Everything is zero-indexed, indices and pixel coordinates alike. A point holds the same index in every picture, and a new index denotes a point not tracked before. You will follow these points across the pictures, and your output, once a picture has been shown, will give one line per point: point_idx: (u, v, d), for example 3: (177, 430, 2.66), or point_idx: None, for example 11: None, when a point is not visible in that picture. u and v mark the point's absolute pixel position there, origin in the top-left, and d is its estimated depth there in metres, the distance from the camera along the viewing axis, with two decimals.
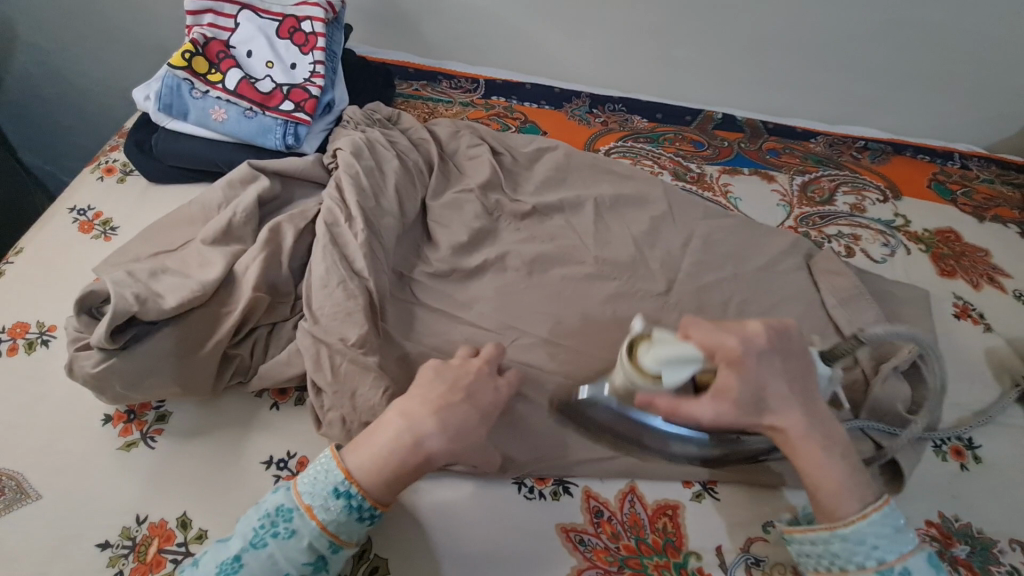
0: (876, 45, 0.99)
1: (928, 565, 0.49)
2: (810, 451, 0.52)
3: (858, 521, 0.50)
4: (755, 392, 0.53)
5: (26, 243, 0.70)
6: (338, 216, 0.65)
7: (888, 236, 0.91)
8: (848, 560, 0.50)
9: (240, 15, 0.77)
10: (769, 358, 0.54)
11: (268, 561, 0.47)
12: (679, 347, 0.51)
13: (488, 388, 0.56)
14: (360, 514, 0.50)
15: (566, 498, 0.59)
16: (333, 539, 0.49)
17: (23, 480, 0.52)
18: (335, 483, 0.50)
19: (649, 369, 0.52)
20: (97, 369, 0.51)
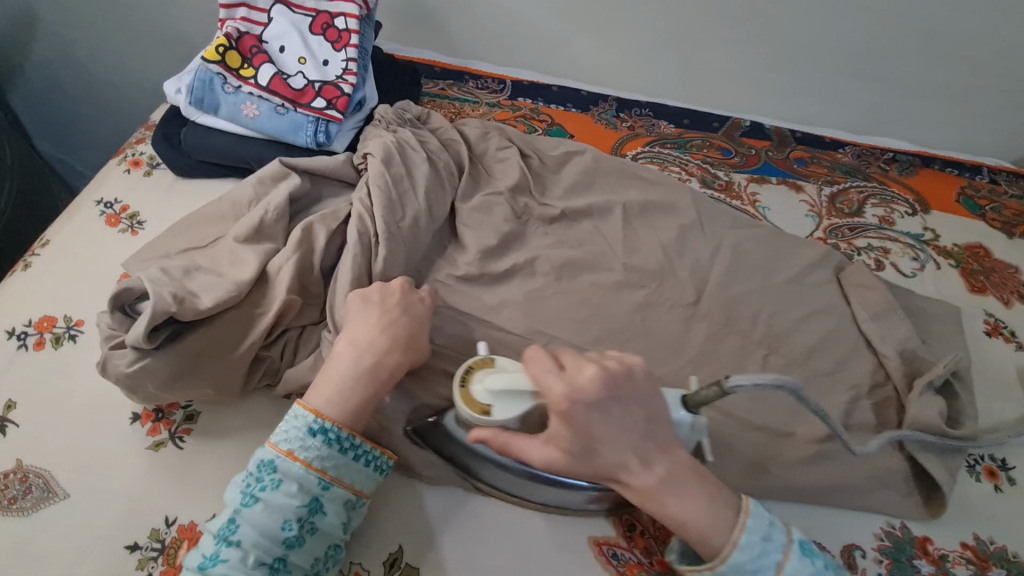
0: (909, 56, 0.98)
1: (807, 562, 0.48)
2: (660, 495, 0.49)
3: (731, 550, 0.48)
4: (585, 444, 0.48)
5: (53, 234, 0.69)
6: (367, 223, 0.63)
7: (917, 250, 0.90)
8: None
9: (273, 9, 0.76)
10: (600, 410, 0.48)
11: (262, 513, 0.47)
12: (515, 379, 0.51)
13: (415, 301, 0.58)
14: (343, 446, 0.50)
15: (598, 510, 0.58)
16: (321, 475, 0.49)
17: (50, 478, 0.52)
18: (306, 423, 0.50)
19: (481, 397, 0.53)
20: (131, 368, 0.50)
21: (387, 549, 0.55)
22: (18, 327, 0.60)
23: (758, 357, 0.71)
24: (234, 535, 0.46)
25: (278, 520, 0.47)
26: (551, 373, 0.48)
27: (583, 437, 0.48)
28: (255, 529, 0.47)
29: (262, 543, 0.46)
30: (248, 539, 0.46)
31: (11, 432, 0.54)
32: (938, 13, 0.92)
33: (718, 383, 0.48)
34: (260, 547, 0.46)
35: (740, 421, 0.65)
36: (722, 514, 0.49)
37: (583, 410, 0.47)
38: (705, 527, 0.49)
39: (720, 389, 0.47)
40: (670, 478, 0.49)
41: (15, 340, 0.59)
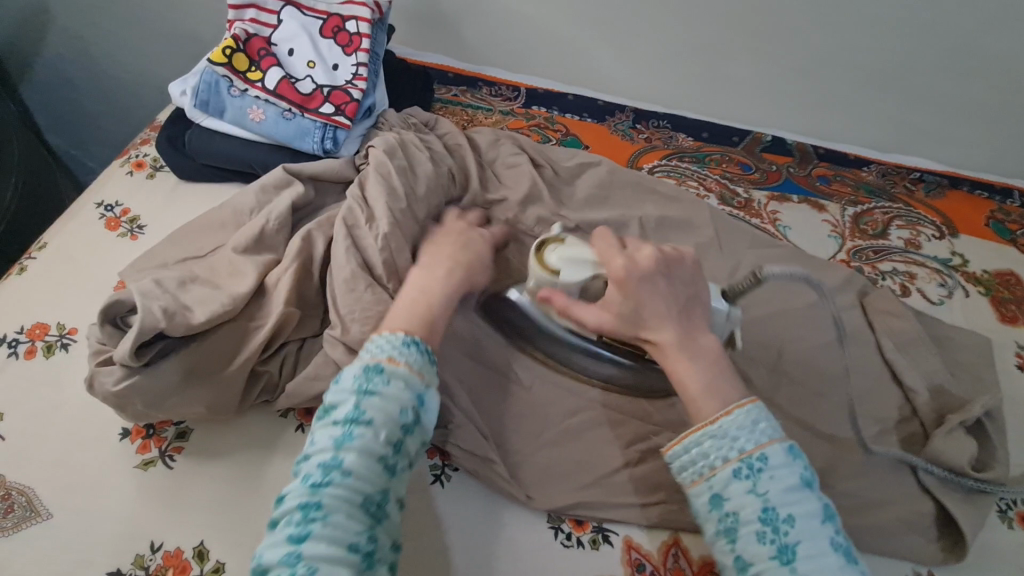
0: (940, 74, 0.94)
1: (790, 456, 0.46)
2: (677, 353, 0.52)
3: (721, 415, 0.48)
4: (634, 309, 0.54)
5: (51, 237, 0.67)
6: (358, 216, 0.61)
7: (944, 276, 0.87)
8: (715, 457, 0.47)
9: (283, 11, 0.74)
10: (653, 281, 0.55)
11: (383, 403, 0.45)
12: (585, 250, 0.60)
13: (476, 236, 0.64)
14: (433, 358, 0.50)
15: (606, 547, 0.55)
16: (425, 379, 0.48)
17: (33, 497, 0.49)
18: (400, 336, 0.48)
19: (551, 260, 0.60)
20: (118, 387, 0.48)
21: None
22: (9, 333, 0.58)
23: (777, 384, 0.68)
24: (363, 417, 0.44)
25: (397, 408, 0.45)
26: (616, 252, 0.57)
27: (632, 302, 0.54)
28: (379, 417, 0.44)
29: (390, 425, 0.45)
30: (376, 422, 0.44)
31: None
32: (976, 30, 0.88)
33: (752, 274, 0.63)
34: (388, 430, 0.44)
35: None
36: (723, 395, 0.50)
37: (638, 278, 0.55)
38: (704, 390, 0.50)
39: (755, 277, 0.62)
40: (689, 345, 0.53)
41: (5, 348, 0.57)
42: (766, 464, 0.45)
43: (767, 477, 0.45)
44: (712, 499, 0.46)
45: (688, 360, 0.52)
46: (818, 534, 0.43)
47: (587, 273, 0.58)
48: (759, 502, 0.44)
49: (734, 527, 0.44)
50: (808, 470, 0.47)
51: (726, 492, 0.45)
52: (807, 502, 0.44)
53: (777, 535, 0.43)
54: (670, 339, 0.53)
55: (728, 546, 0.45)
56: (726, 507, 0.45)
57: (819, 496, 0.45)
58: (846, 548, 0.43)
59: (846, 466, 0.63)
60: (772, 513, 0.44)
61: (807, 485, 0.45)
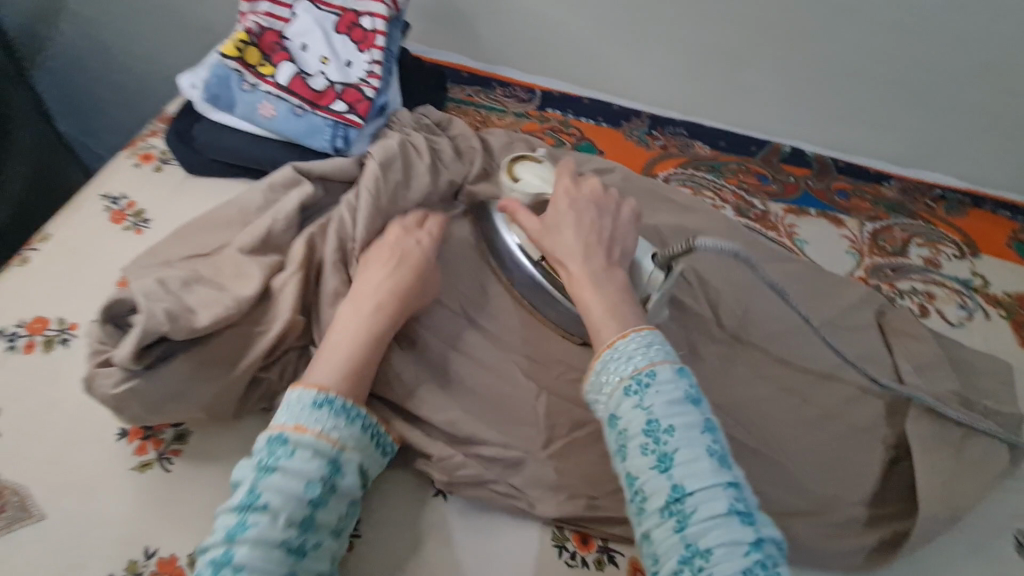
0: (967, 89, 0.91)
1: (678, 374, 0.45)
2: (584, 283, 0.52)
3: (617, 339, 0.47)
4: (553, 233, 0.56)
5: (54, 228, 0.66)
6: (350, 232, 0.60)
7: (964, 297, 0.84)
8: (610, 376, 0.46)
9: (298, 5, 0.72)
10: (582, 209, 0.57)
11: (283, 481, 0.42)
12: (550, 173, 0.65)
13: (412, 246, 0.59)
14: (350, 412, 0.46)
15: (610, 568, 0.53)
16: (336, 443, 0.45)
17: (26, 496, 0.48)
18: (309, 396, 0.46)
19: (517, 171, 0.65)
20: (118, 390, 0.47)
21: None
22: (9, 327, 0.57)
23: (789, 404, 0.67)
24: (258, 506, 0.41)
25: (300, 484, 0.42)
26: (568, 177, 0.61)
27: (555, 225, 0.56)
28: (278, 497, 0.41)
29: (291, 505, 0.42)
30: (273, 508, 0.41)
31: None
32: (1006, 45, 0.85)
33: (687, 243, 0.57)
34: (287, 514, 0.41)
35: (766, 473, 0.61)
36: (622, 318, 0.49)
37: (570, 200, 0.57)
38: (606, 314, 0.50)
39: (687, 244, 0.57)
40: (600, 275, 0.53)
41: (4, 341, 0.56)
42: (653, 380, 0.44)
43: (653, 391, 0.44)
44: (609, 421, 0.45)
45: (595, 288, 0.52)
46: (695, 442, 0.42)
47: (541, 189, 0.63)
48: (644, 415, 0.43)
49: (624, 444, 0.44)
50: (695, 387, 0.46)
51: (618, 412, 0.45)
52: (688, 415, 0.43)
53: (658, 445, 0.42)
54: (580, 270, 0.53)
55: (620, 464, 0.44)
56: (619, 425, 0.44)
57: (703, 412, 0.44)
58: (723, 455, 0.43)
59: (858, 492, 0.61)
60: (655, 425, 0.43)
61: (693, 402, 0.44)
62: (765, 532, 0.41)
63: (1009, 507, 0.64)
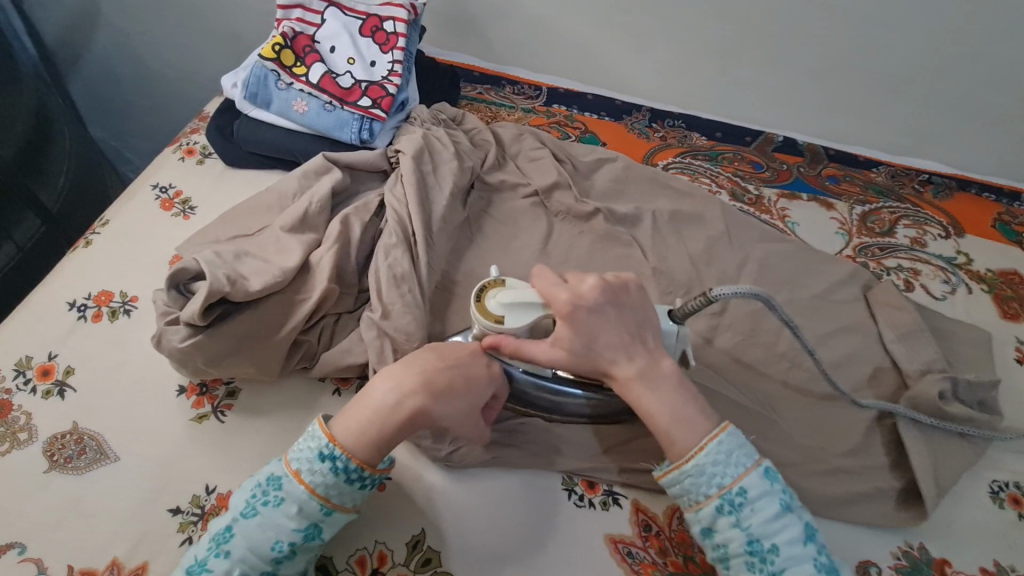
0: (951, 79, 0.96)
1: (768, 483, 0.50)
2: (638, 388, 0.53)
3: (697, 453, 0.51)
4: (586, 343, 0.54)
5: (111, 215, 0.73)
6: (404, 220, 0.66)
7: (948, 273, 0.90)
8: (699, 494, 0.51)
9: (327, 12, 0.79)
10: (600, 313, 0.54)
11: (259, 527, 0.46)
12: (528, 289, 0.57)
13: (478, 363, 0.55)
14: (349, 476, 0.48)
15: (615, 509, 0.59)
16: (323, 502, 0.48)
17: (103, 442, 0.55)
18: (318, 446, 0.49)
19: (493, 308, 0.56)
20: (183, 343, 0.54)
21: (411, 530, 0.56)
22: (78, 299, 0.64)
23: (780, 368, 0.72)
24: (227, 545, 0.46)
25: (272, 536, 0.46)
26: (559, 284, 0.56)
27: (584, 336, 0.54)
28: (247, 542, 0.46)
29: (257, 554, 0.46)
30: (238, 551, 0.46)
31: (69, 397, 0.57)
32: (986, 37, 0.90)
33: (702, 293, 0.55)
34: (246, 561, 0.46)
35: (759, 428, 0.67)
36: (691, 418, 0.52)
37: (585, 310, 0.54)
38: (673, 420, 0.52)
39: (704, 298, 0.54)
40: (650, 374, 0.53)
41: (75, 312, 0.63)
42: (745, 499, 0.49)
43: (748, 510, 0.49)
44: (704, 531, 0.51)
45: (650, 392, 0.53)
46: (799, 556, 0.48)
47: (534, 313, 0.56)
48: (743, 535, 0.49)
49: (727, 556, 0.50)
50: (786, 491, 0.50)
51: (714, 526, 0.50)
52: (789, 529, 0.49)
53: (764, 563, 0.48)
54: (628, 375, 0.54)
55: (724, 569, 0.51)
56: (717, 539, 0.50)
57: (799, 517, 0.50)
58: (828, 564, 0.48)
59: (842, 445, 0.67)
60: (757, 545, 0.48)
61: (786, 509, 0.49)
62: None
63: (986, 460, 0.69)
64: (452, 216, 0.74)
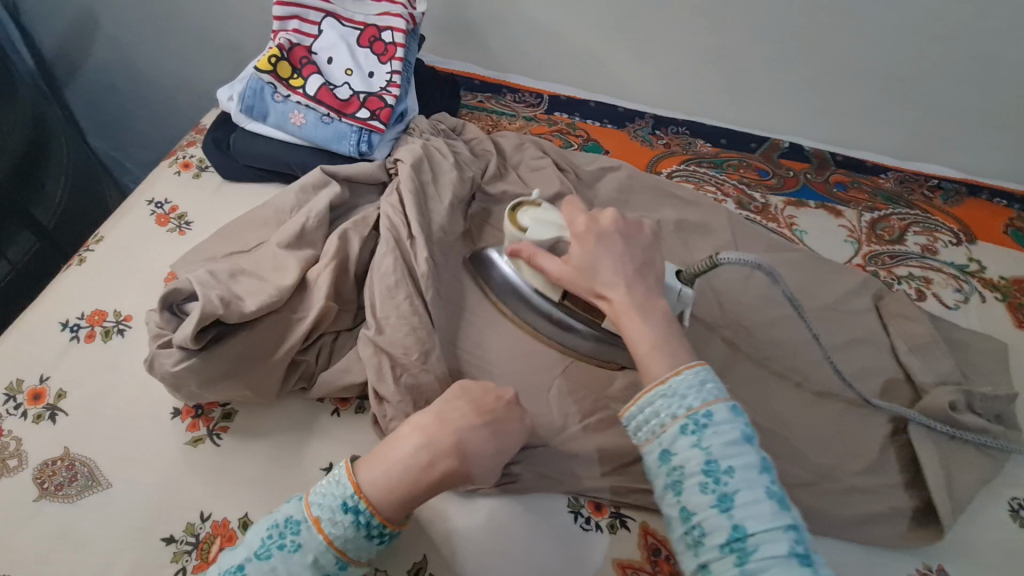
0: (961, 83, 0.95)
1: (733, 413, 0.47)
2: (629, 313, 0.53)
3: (671, 375, 0.49)
4: (589, 265, 0.56)
5: (106, 231, 0.72)
6: (403, 232, 0.65)
7: (961, 281, 0.88)
8: (663, 414, 0.47)
9: (324, 22, 0.78)
10: (610, 240, 0.58)
11: (272, 573, 0.43)
12: (555, 214, 0.65)
13: (512, 417, 0.53)
14: (370, 531, 0.46)
15: (623, 532, 0.57)
16: (340, 556, 0.45)
17: (95, 468, 0.54)
18: (343, 495, 0.46)
19: (523, 220, 0.65)
20: (176, 367, 0.52)
21: (413, 557, 0.54)
22: (71, 319, 0.63)
23: (790, 382, 0.70)
24: None
25: None
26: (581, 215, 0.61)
27: (590, 255, 0.57)
28: None
29: None
30: None
31: (60, 421, 0.56)
32: (996, 41, 0.89)
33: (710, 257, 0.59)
34: None
35: (770, 445, 0.65)
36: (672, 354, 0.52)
37: (597, 234, 0.58)
38: (651, 347, 0.51)
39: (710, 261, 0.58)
40: (643, 305, 0.54)
41: (68, 332, 0.62)
42: (710, 420, 0.46)
43: (710, 432, 0.45)
44: (662, 455, 0.47)
45: (638, 317, 0.53)
46: (755, 483, 0.44)
47: (553, 234, 0.63)
48: (703, 455, 0.45)
49: (680, 480, 0.45)
50: (749, 427, 0.47)
51: (673, 447, 0.46)
52: (748, 455, 0.45)
53: (718, 485, 0.44)
54: (623, 300, 0.54)
55: (675, 497, 0.45)
56: (673, 461, 0.46)
57: (758, 450, 0.46)
58: (782, 497, 0.44)
59: (856, 462, 0.65)
60: (714, 465, 0.44)
61: (748, 440, 0.46)
62: (825, 572, 0.41)
63: (1004, 476, 0.67)
64: (454, 228, 0.72)
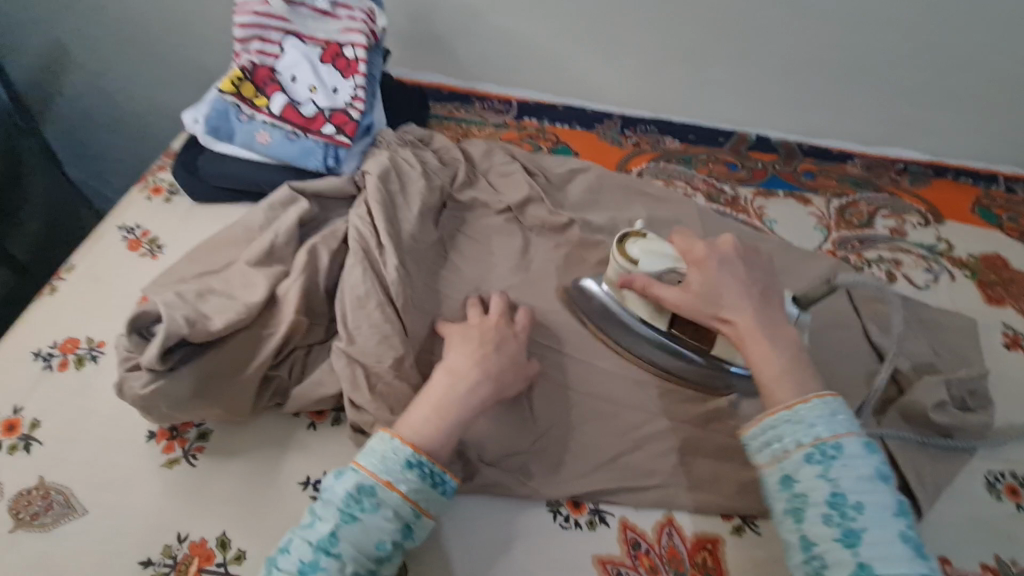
0: (916, 68, 0.97)
1: (865, 450, 0.50)
2: (757, 335, 0.57)
3: (799, 403, 0.52)
4: (712, 287, 0.60)
5: (77, 259, 0.72)
6: (371, 242, 0.65)
7: (930, 261, 0.89)
8: (790, 440, 0.51)
9: (285, 41, 0.79)
10: (731, 265, 0.61)
11: (361, 532, 0.47)
12: (665, 245, 0.65)
13: (509, 339, 0.62)
14: (435, 480, 0.51)
15: (603, 528, 0.58)
16: (417, 505, 0.49)
17: (70, 495, 0.54)
18: (404, 457, 0.50)
19: (633, 251, 0.65)
20: (145, 390, 0.52)
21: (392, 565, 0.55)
22: (43, 348, 0.63)
23: None
24: (335, 548, 0.46)
25: (374, 540, 0.47)
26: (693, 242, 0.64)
27: (711, 282, 0.60)
28: (353, 545, 0.47)
29: (358, 559, 0.47)
30: (348, 553, 0.46)
31: (34, 451, 0.56)
32: (948, 25, 0.91)
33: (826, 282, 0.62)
34: (355, 561, 0.47)
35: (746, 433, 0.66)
36: None
37: (719, 259, 0.61)
38: (779, 374, 0.55)
39: (830, 285, 0.61)
40: (760, 332, 0.57)
41: (40, 362, 0.62)
42: (840, 453, 0.49)
43: (839, 464, 0.49)
44: (783, 479, 0.50)
45: (768, 343, 0.56)
46: (884, 522, 0.47)
47: (668, 263, 0.63)
48: (829, 486, 0.48)
49: (802, 507, 0.49)
50: (882, 466, 0.50)
51: (796, 474, 0.50)
52: (878, 495, 0.48)
53: (844, 519, 0.47)
54: (746, 322, 0.58)
55: (794, 524, 0.49)
56: (796, 488, 0.49)
57: (890, 490, 0.49)
58: (913, 541, 0.46)
59: None
60: (842, 498, 0.48)
61: (880, 479, 0.49)
62: None
63: (980, 450, 0.68)
64: (424, 237, 0.73)
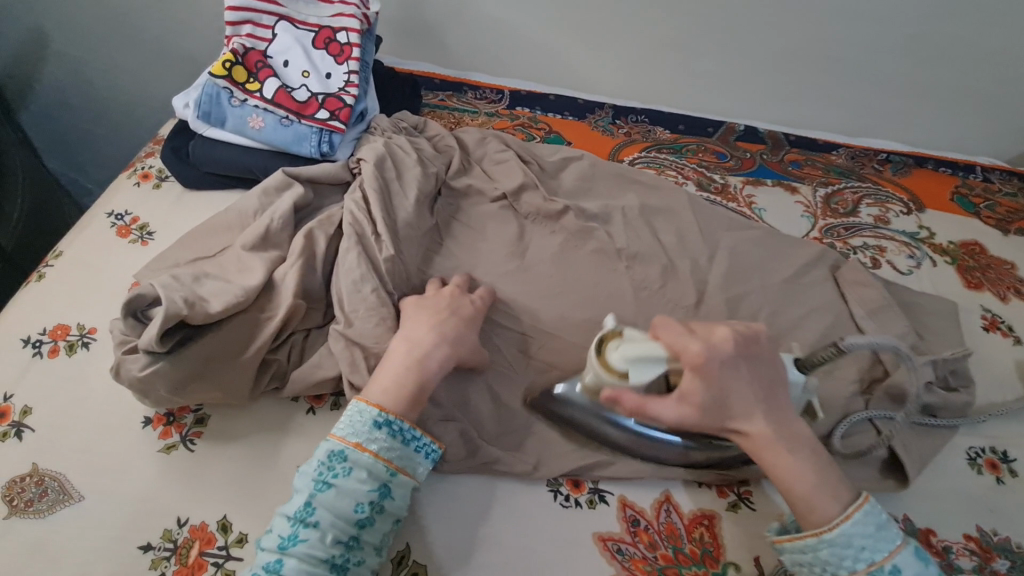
0: (899, 60, 0.99)
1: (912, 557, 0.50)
2: (773, 448, 0.53)
3: (840, 525, 0.50)
4: (717, 396, 0.54)
5: (65, 246, 0.71)
6: (366, 228, 0.65)
7: (913, 248, 0.91)
8: (840, 566, 0.50)
9: (277, 25, 0.78)
10: (735, 366, 0.54)
11: (337, 496, 0.49)
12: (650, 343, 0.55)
13: (465, 304, 0.63)
14: (405, 437, 0.53)
15: (602, 506, 0.59)
16: (389, 464, 0.52)
17: (65, 482, 0.53)
18: (370, 417, 0.53)
19: (618, 363, 0.55)
20: (143, 372, 0.52)
21: (395, 546, 0.55)
22: (33, 335, 0.62)
23: None
24: (313, 516, 0.49)
25: (350, 503, 0.49)
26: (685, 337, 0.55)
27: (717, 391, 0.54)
28: (330, 511, 0.49)
29: (337, 525, 0.49)
30: (325, 520, 0.48)
31: (26, 438, 0.55)
32: (929, 18, 0.93)
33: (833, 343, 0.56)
34: (336, 527, 0.49)
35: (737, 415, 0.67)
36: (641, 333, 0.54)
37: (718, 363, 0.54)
38: (813, 489, 0.52)
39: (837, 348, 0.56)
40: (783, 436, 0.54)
41: (30, 348, 0.61)
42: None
43: None
44: None
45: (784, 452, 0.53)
46: None
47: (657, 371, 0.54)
48: None
49: None
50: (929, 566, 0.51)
51: None
52: None
53: None
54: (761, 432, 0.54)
55: None
56: None
57: None
58: None
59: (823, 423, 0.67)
60: None
61: None
62: None
63: (961, 427, 0.70)
64: (420, 224, 0.73)
